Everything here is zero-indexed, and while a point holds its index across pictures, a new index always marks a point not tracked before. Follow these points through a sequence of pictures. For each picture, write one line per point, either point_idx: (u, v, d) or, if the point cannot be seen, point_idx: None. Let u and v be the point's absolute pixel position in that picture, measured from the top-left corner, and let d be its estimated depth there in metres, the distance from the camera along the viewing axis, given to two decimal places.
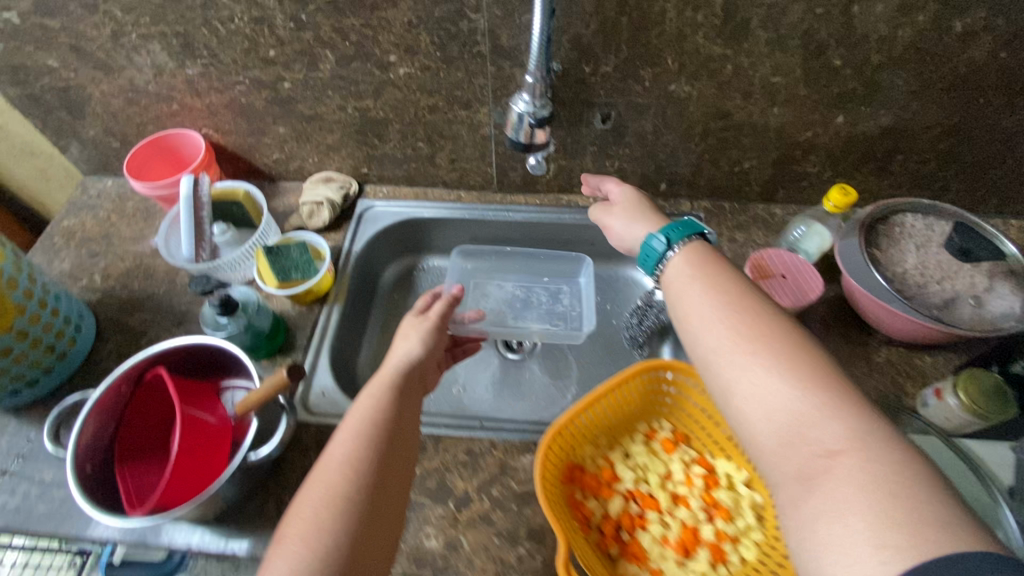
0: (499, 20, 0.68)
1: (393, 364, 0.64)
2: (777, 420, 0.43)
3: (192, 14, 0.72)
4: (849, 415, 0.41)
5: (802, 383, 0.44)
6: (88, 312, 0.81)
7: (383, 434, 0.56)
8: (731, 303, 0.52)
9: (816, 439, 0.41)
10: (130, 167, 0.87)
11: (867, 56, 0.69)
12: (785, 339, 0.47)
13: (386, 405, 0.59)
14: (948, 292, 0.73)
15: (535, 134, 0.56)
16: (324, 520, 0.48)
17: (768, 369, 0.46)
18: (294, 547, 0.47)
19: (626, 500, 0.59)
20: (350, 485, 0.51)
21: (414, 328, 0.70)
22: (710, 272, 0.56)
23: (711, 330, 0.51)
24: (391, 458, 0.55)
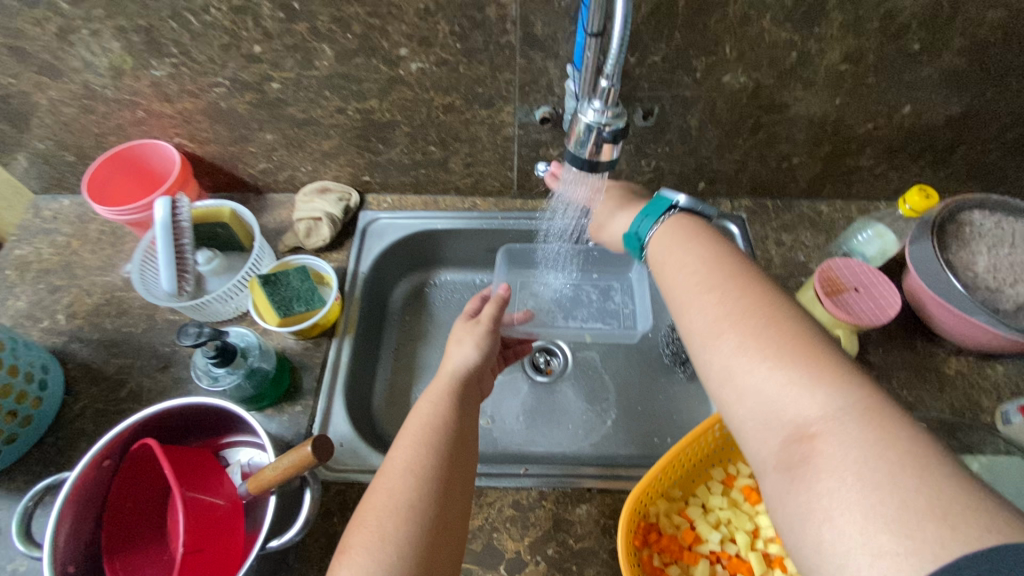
0: (533, 5, 0.58)
1: (450, 369, 0.59)
2: (753, 404, 0.42)
3: (157, 5, 0.60)
4: (822, 385, 0.39)
5: (769, 360, 0.42)
6: (53, 362, 0.69)
7: (443, 441, 0.50)
8: (702, 283, 0.51)
9: (791, 420, 0.39)
10: (90, 187, 0.74)
11: (950, 40, 0.62)
12: (755, 314, 0.46)
13: (444, 412, 0.53)
14: (1022, 297, 0.66)
15: (604, 148, 0.45)
16: (386, 533, 0.43)
17: (739, 350, 0.44)
18: (358, 563, 0.42)
19: (712, 563, 0.53)
20: (412, 494, 0.46)
21: (467, 333, 0.63)
22: (691, 253, 0.55)
23: (689, 316, 0.50)
24: (455, 466, 0.49)
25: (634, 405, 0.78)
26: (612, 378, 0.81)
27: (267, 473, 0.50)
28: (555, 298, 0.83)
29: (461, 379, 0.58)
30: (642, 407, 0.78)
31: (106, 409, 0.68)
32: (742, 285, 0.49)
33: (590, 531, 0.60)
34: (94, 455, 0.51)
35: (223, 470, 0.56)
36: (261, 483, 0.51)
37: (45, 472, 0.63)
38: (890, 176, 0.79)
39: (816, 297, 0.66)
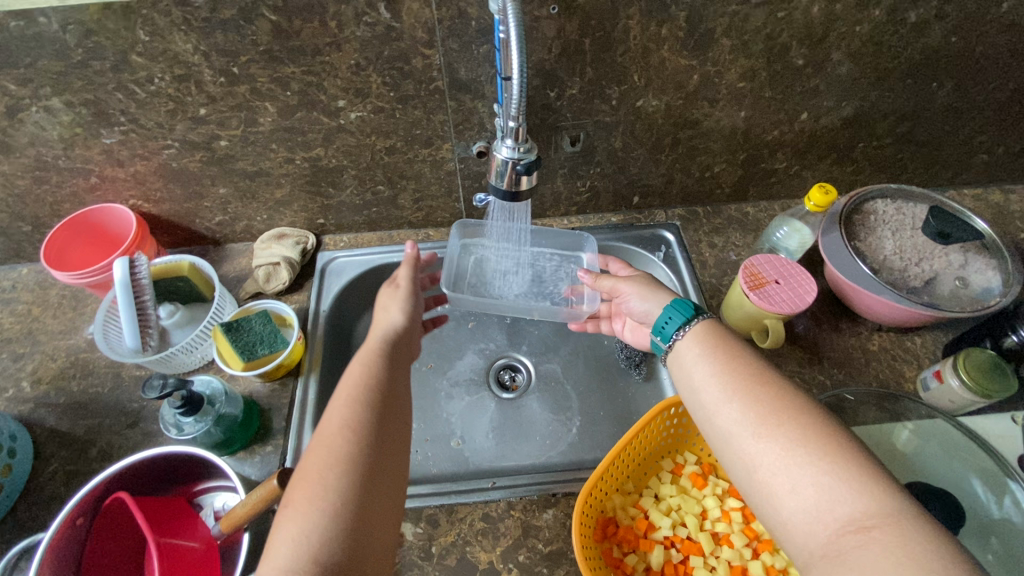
0: (455, 53, 0.64)
1: (379, 334, 0.60)
2: (804, 496, 0.40)
3: (102, 79, 0.64)
4: (880, 488, 0.39)
5: (825, 456, 0.41)
6: (21, 430, 0.70)
7: (375, 400, 0.52)
8: (745, 374, 0.49)
9: (845, 515, 0.38)
10: (48, 256, 0.76)
11: (828, 53, 0.70)
12: (810, 414, 0.44)
13: (375, 373, 0.55)
14: (928, 273, 0.73)
15: (522, 180, 0.52)
16: (327, 488, 0.44)
17: (793, 445, 0.42)
18: (302, 515, 0.43)
19: (666, 548, 0.57)
20: (349, 450, 0.47)
21: (390, 298, 0.65)
22: (730, 347, 0.52)
23: (730, 404, 0.47)
24: (385, 421, 0.51)
25: (595, 410, 0.82)
26: (573, 387, 0.85)
27: (237, 510, 0.53)
28: (508, 277, 0.83)
29: (390, 341, 0.60)
30: (603, 411, 0.82)
31: (78, 470, 0.69)
32: (794, 387, 0.47)
33: (557, 534, 0.63)
34: (64, 515, 0.53)
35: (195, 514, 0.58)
36: (232, 520, 0.54)
37: (18, 539, 0.64)
38: (804, 175, 0.87)
39: (742, 293, 0.72)
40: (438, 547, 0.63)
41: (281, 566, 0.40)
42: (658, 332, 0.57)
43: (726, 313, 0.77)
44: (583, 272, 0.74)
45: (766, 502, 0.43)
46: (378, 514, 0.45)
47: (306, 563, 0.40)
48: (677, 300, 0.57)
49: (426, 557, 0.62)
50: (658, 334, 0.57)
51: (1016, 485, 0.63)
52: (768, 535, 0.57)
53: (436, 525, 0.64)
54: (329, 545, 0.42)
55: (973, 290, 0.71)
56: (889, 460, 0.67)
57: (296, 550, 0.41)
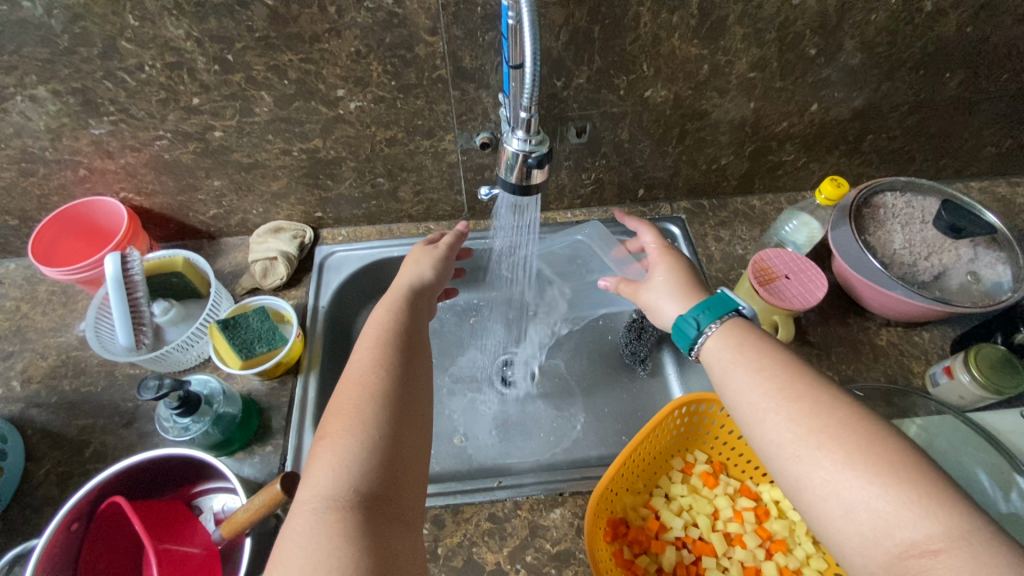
0: (459, 40, 0.62)
1: (406, 283, 0.63)
2: (860, 520, 0.40)
3: (90, 67, 0.61)
4: (942, 507, 0.38)
5: (878, 477, 0.40)
6: (11, 432, 0.67)
7: (401, 340, 0.55)
8: (779, 388, 0.47)
9: (907, 538, 0.38)
10: (35, 251, 0.74)
11: (841, 43, 0.68)
12: (855, 428, 0.43)
13: (399, 316, 0.58)
14: (937, 268, 0.72)
15: (533, 174, 0.51)
16: (363, 418, 0.47)
17: (841, 464, 0.41)
18: (340, 445, 0.45)
19: (678, 549, 0.56)
20: (383, 383, 0.50)
21: (425, 255, 0.68)
22: (758, 352, 0.51)
23: (766, 422, 0.46)
24: (412, 362, 0.54)
25: (601, 406, 0.81)
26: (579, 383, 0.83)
27: (239, 515, 0.52)
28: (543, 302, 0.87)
29: (416, 289, 0.63)
30: (608, 408, 0.80)
31: (71, 472, 0.67)
32: (837, 396, 0.46)
33: (565, 534, 0.62)
34: (60, 518, 0.51)
35: (195, 518, 0.57)
36: (234, 526, 0.52)
37: (11, 543, 0.62)
38: (811, 168, 0.85)
39: (751, 288, 0.71)
40: (444, 548, 0.61)
41: (324, 490, 0.42)
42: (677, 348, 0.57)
43: None
44: (603, 280, 0.69)
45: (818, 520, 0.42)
46: (410, 447, 0.47)
47: (348, 489, 0.42)
48: (680, 318, 0.56)
49: (432, 559, 0.61)
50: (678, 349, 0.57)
51: None
52: (781, 535, 0.56)
53: (442, 526, 0.63)
54: (368, 471, 0.44)
55: (983, 285, 0.70)
56: None
57: (337, 473, 0.43)
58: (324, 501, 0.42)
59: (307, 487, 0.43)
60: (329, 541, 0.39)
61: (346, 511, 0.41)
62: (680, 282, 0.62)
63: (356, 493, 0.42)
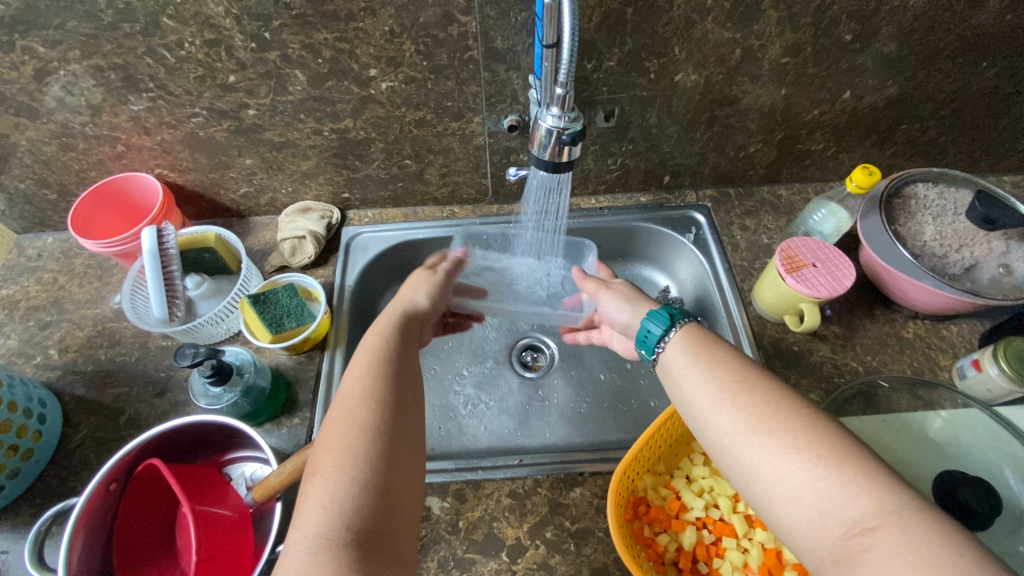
0: (492, 21, 0.62)
1: (399, 312, 0.64)
2: (806, 504, 0.40)
3: (132, 43, 0.63)
4: (880, 484, 0.38)
5: (821, 459, 0.40)
6: (51, 397, 0.70)
7: (391, 370, 0.55)
8: (721, 386, 0.47)
9: (848, 518, 0.38)
10: (74, 224, 0.76)
11: (878, 29, 0.67)
12: (800, 414, 0.43)
13: (389, 346, 0.58)
14: (968, 260, 0.71)
15: (566, 151, 0.51)
16: (354, 453, 0.46)
17: (788, 449, 0.41)
18: (330, 483, 0.45)
19: (698, 529, 0.57)
20: (372, 417, 0.50)
21: (423, 281, 0.71)
22: (711, 347, 0.51)
23: (718, 413, 0.46)
24: (400, 390, 0.54)
25: (623, 389, 0.81)
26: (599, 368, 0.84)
27: (271, 480, 0.54)
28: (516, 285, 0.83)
29: (406, 320, 0.64)
30: (624, 389, 0.81)
31: (106, 437, 0.69)
32: (777, 387, 0.46)
33: (585, 512, 0.63)
34: (100, 477, 0.53)
35: (227, 483, 0.58)
36: (265, 490, 0.54)
37: (51, 503, 0.65)
38: (841, 158, 0.84)
39: (777, 275, 0.71)
40: (464, 522, 0.63)
41: (316, 528, 0.42)
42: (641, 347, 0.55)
43: (759, 297, 0.76)
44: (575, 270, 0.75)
45: (765, 508, 0.42)
46: (402, 479, 0.47)
47: (339, 527, 0.42)
48: (652, 310, 0.56)
49: (453, 532, 0.62)
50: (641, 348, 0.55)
51: None
52: None
53: (463, 500, 0.64)
54: (360, 507, 0.44)
55: (1016, 278, 0.69)
56: (924, 448, 0.65)
57: (329, 511, 0.43)
58: (316, 539, 0.42)
59: (298, 526, 0.43)
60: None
61: (339, 549, 0.41)
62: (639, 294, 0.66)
63: (348, 530, 0.42)
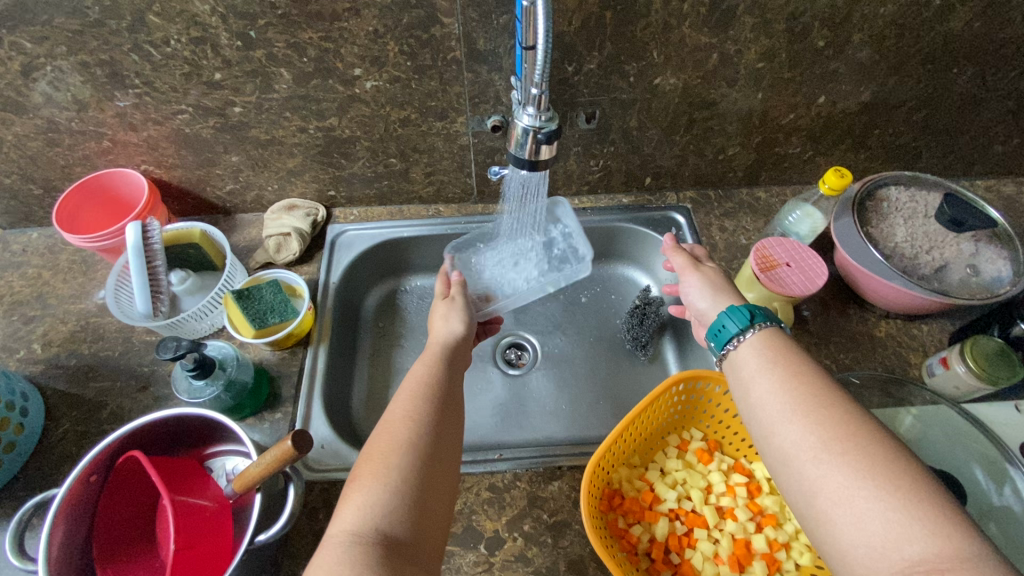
0: (474, 23, 0.64)
1: (442, 337, 0.65)
2: (870, 531, 0.38)
3: (118, 39, 0.63)
4: (957, 531, 0.37)
5: (896, 490, 0.39)
6: (33, 390, 0.70)
7: (440, 396, 0.55)
8: (800, 396, 0.46)
9: (915, 555, 0.36)
10: (60, 218, 0.76)
11: (850, 35, 0.69)
12: (882, 443, 0.42)
13: (437, 370, 0.59)
14: (938, 261, 0.73)
15: (543, 149, 0.52)
16: (394, 465, 0.48)
17: (861, 474, 0.40)
18: (369, 487, 0.46)
19: (671, 520, 0.58)
20: (416, 433, 0.51)
21: (450, 308, 0.69)
22: (797, 356, 0.50)
23: (789, 423, 0.45)
24: (446, 416, 0.54)
25: (605, 385, 0.82)
26: (581, 366, 0.85)
27: (250, 470, 0.54)
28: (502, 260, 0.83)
29: (451, 346, 0.64)
30: (604, 384, 0.82)
31: (89, 431, 0.70)
32: (858, 410, 0.45)
33: (563, 505, 0.64)
34: (79, 471, 0.53)
35: (207, 476, 0.59)
36: (245, 480, 0.54)
37: (31, 495, 0.65)
38: (818, 161, 0.86)
39: (753, 275, 0.73)
40: None
41: (352, 524, 0.44)
42: (711, 339, 0.55)
43: None
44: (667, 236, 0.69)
45: (822, 526, 0.41)
46: (434, 497, 0.48)
47: (373, 526, 0.44)
48: (733, 306, 0.54)
49: None
50: (710, 340, 0.55)
51: (1017, 473, 0.63)
52: (772, 510, 0.58)
53: None
54: (398, 518, 0.45)
55: (983, 279, 0.71)
56: None
57: (365, 512, 0.44)
58: (351, 535, 0.43)
59: (336, 522, 0.45)
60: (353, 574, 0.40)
61: (370, 548, 0.42)
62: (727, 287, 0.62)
63: (379, 532, 0.43)
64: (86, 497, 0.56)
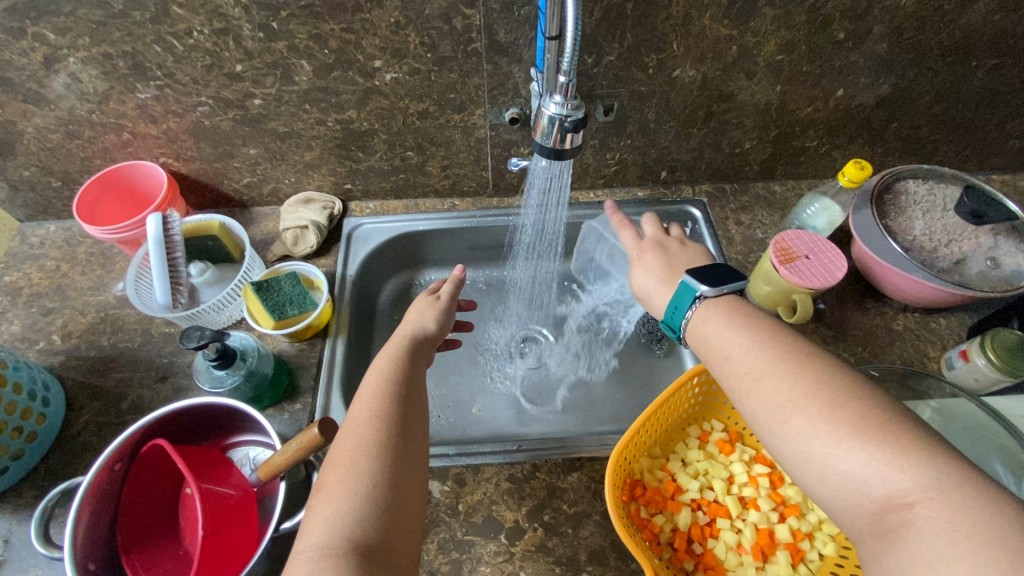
0: (496, 14, 0.64)
1: (408, 332, 0.65)
2: (839, 478, 0.39)
3: (141, 31, 0.64)
4: (914, 459, 0.37)
5: (849, 434, 0.39)
6: (53, 381, 0.70)
7: (401, 387, 0.56)
8: (758, 357, 0.47)
9: (883, 494, 0.37)
10: (80, 209, 0.76)
11: (871, 27, 0.69)
12: (833, 388, 0.42)
13: (400, 364, 0.59)
14: (957, 254, 0.73)
15: (568, 138, 0.52)
16: (360, 467, 0.47)
17: (815, 427, 0.41)
18: (336, 496, 0.46)
19: (693, 510, 0.58)
20: (379, 433, 0.50)
21: (428, 305, 0.70)
22: (747, 314, 0.51)
23: (750, 387, 0.46)
24: (409, 403, 0.55)
25: (622, 378, 0.82)
26: (597, 359, 0.85)
27: (276, 458, 0.54)
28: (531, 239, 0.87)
29: (417, 340, 0.64)
30: (621, 378, 0.82)
31: (110, 421, 0.70)
32: (806, 357, 0.45)
33: (582, 496, 0.64)
34: (105, 459, 0.54)
35: (231, 464, 0.60)
36: (271, 468, 0.55)
37: (53, 484, 0.66)
38: (834, 155, 0.86)
39: (772, 267, 0.73)
40: (464, 505, 0.64)
41: (320, 537, 0.43)
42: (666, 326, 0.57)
43: (752, 289, 0.77)
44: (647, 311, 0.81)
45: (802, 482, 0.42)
46: (407, 490, 0.48)
47: (343, 536, 0.43)
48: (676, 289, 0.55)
49: (453, 514, 0.63)
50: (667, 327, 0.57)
51: None
52: (794, 500, 0.58)
53: (463, 484, 0.65)
54: (365, 520, 0.44)
55: (1003, 272, 0.70)
56: None
57: (333, 521, 0.44)
58: (319, 548, 0.43)
59: (303, 537, 0.44)
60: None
61: (341, 557, 0.42)
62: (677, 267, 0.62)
63: (350, 540, 0.43)
64: (111, 485, 0.56)
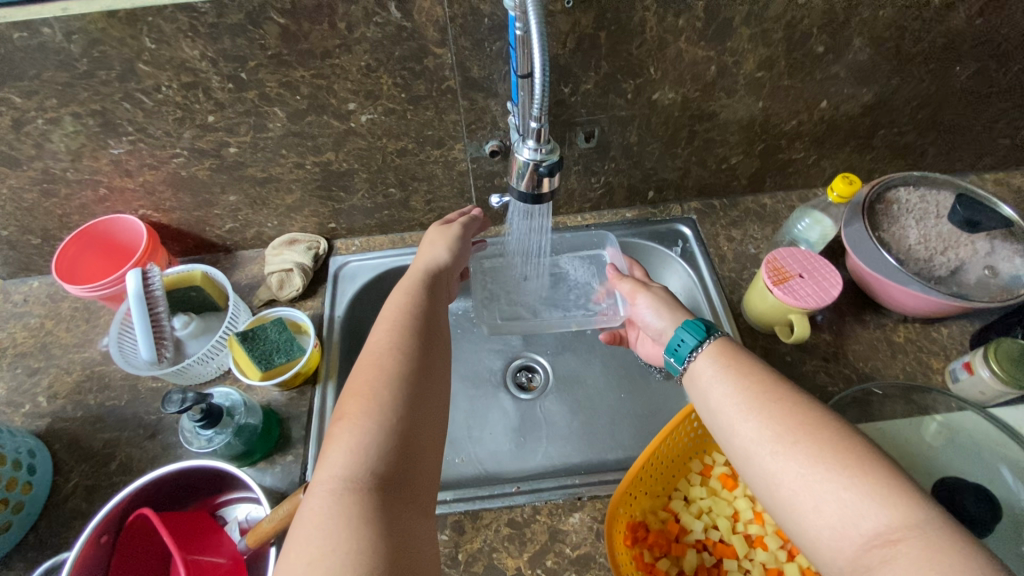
0: (467, 51, 0.63)
1: (423, 266, 0.66)
2: (828, 513, 0.40)
3: (109, 89, 0.62)
4: (902, 500, 0.39)
5: (844, 469, 0.41)
6: (39, 447, 0.69)
7: (420, 323, 0.57)
8: (755, 388, 0.48)
9: (870, 529, 0.38)
10: (59, 268, 0.76)
11: (849, 40, 0.68)
12: (828, 426, 0.44)
13: (416, 298, 0.61)
14: (954, 262, 0.71)
15: (544, 182, 0.52)
16: (383, 398, 0.48)
17: (811, 459, 0.42)
18: (358, 426, 0.46)
19: (699, 552, 0.58)
20: (398, 363, 0.52)
21: (440, 235, 0.71)
22: (742, 364, 0.52)
23: (744, 422, 0.47)
24: (429, 337, 0.56)
25: (622, 404, 0.81)
26: (593, 385, 0.83)
27: (264, 524, 0.54)
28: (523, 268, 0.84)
29: (432, 272, 0.65)
30: (617, 408, 0.80)
31: (99, 485, 0.68)
32: (803, 397, 0.47)
33: (585, 537, 0.62)
34: (89, 534, 0.53)
35: (219, 530, 0.58)
36: (258, 535, 0.54)
37: (42, 556, 0.64)
38: (822, 164, 0.85)
39: (765, 287, 0.71)
40: (464, 554, 0.62)
41: (342, 470, 0.44)
42: (670, 355, 0.56)
43: (749, 304, 0.76)
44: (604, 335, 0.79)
45: (788, 519, 0.43)
46: (427, 425, 0.49)
47: (365, 471, 0.44)
48: (689, 321, 0.56)
49: (453, 565, 0.61)
50: (669, 356, 0.56)
51: None
52: None
53: (462, 532, 0.63)
54: (384, 454, 0.45)
55: (1002, 279, 0.69)
56: (923, 456, 0.65)
57: (356, 454, 0.44)
58: (341, 482, 0.43)
59: (325, 467, 0.45)
60: (346, 522, 0.40)
61: (362, 493, 0.42)
62: (674, 302, 0.66)
63: (373, 474, 0.43)
64: None
